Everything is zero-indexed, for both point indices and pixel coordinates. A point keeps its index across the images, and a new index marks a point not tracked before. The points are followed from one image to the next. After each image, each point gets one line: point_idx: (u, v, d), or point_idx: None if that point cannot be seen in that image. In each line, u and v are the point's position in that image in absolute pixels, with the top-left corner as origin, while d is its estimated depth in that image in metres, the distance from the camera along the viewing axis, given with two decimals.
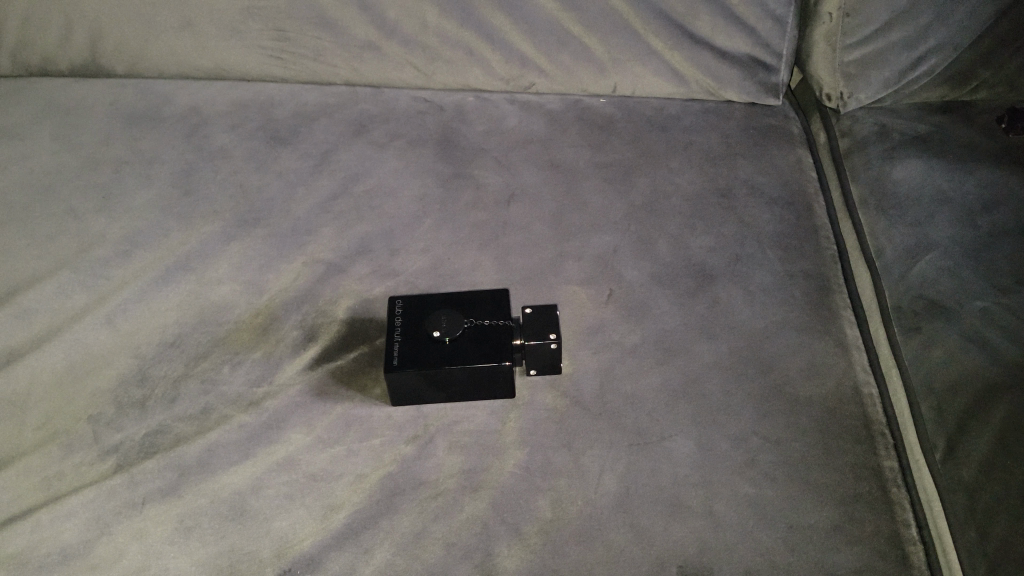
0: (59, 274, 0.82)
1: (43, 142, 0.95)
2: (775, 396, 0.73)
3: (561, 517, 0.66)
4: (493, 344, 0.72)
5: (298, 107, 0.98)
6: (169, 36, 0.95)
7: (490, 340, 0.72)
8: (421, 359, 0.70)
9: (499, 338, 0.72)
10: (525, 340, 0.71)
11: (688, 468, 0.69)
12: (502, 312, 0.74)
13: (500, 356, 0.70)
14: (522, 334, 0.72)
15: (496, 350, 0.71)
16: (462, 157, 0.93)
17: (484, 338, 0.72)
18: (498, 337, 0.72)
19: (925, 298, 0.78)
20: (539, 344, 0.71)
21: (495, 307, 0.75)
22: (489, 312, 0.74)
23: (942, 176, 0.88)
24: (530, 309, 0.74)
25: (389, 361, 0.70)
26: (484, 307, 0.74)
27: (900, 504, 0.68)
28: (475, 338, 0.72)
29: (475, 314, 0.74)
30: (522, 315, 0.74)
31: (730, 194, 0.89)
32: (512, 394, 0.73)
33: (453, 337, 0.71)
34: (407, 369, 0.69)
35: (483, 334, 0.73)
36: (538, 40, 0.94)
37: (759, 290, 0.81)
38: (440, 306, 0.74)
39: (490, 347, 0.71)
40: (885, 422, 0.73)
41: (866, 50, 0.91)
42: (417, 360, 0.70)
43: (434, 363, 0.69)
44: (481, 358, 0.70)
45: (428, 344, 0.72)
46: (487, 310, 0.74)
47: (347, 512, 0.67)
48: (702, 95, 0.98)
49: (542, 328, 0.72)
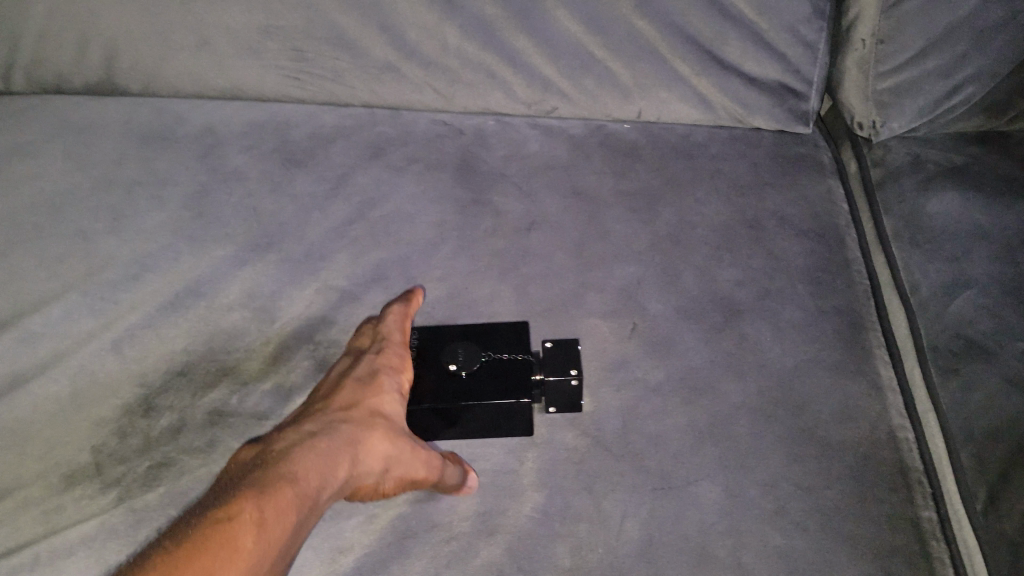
0: (66, 298, 0.80)
1: (54, 160, 0.93)
2: (806, 440, 0.70)
3: (581, 565, 0.63)
4: (511, 379, 0.68)
5: (315, 128, 0.96)
6: (184, 55, 0.93)
7: (510, 376, 0.69)
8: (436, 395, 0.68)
9: (520, 372, 0.69)
10: (546, 376, 0.67)
11: (714, 516, 0.66)
12: (523, 346, 0.71)
13: (518, 393, 0.67)
14: (543, 368, 0.69)
15: (514, 385, 0.68)
16: (482, 183, 0.90)
17: (503, 373, 0.69)
18: (516, 373, 0.69)
19: (962, 338, 0.76)
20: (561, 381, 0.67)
21: (515, 340, 0.71)
22: (508, 345, 0.71)
23: (980, 211, 0.85)
24: (551, 344, 0.70)
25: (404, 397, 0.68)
26: (503, 340, 0.72)
27: (939, 558, 0.64)
28: (493, 373, 0.69)
29: (493, 347, 0.71)
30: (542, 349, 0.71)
31: (759, 225, 0.86)
32: (531, 432, 0.70)
33: (469, 372, 0.68)
34: (422, 405, 0.67)
35: (502, 370, 0.69)
36: (562, 63, 0.91)
37: (789, 327, 0.78)
38: (459, 336, 0.72)
39: (509, 384, 0.68)
40: (923, 469, 0.69)
41: (900, 78, 0.88)
42: (430, 396, 0.68)
43: (448, 399, 0.67)
44: (499, 395, 0.67)
45: (445, 378, 0.69)
46: (507, 342, 0.71)
47: (355, 556, 0.64)
48: (730, 122, 0.95)
49: (564, 363, 0.69)
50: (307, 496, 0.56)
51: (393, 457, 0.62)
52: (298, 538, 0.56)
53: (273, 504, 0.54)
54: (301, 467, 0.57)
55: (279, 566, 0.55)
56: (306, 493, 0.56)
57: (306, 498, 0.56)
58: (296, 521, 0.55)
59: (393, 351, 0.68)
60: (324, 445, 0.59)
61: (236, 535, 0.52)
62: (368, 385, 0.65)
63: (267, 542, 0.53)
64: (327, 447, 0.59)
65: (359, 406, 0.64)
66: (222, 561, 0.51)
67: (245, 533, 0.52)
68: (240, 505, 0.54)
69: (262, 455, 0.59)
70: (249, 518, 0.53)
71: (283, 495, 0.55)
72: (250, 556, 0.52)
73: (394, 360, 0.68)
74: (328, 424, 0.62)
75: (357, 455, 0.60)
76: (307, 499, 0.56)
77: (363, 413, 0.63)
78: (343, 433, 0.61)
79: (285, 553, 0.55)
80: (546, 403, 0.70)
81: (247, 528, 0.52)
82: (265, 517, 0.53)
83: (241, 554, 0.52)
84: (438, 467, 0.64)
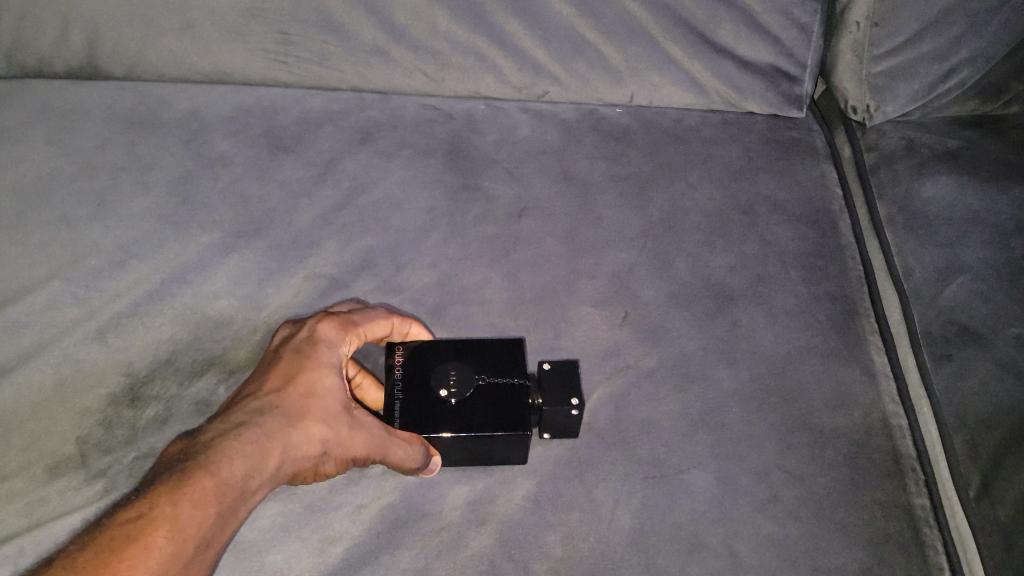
0: (50, 286, 0.79)
1: (37, 146, 0.92)
2: (799, 428, 0.70)
3: (572, 555, 0.63)
4: (507, 407, 0.65)
5: (302, 113, 0.94)
6: (169, 38, 0.92)
7: (506, 403, 0.65)
8: (423, 424, 0.64)
9: (516, 400, 0.65)
10: (543, 404, 0.64)
11: (707, 505, 0.65)
12: (517, 369, 0.67)
13: (514, 425, 0.63)
14: (542, 395, 0.65)
15: (511, 415, 0.64)
16: (472, 168, 0.89)
17: (498, 400, 0.65)
18: (514, 401, 0.65)
19: (956, 324, 0.76)
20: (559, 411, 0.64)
21: (511, 363, 0.67)
22: (504, 368, 0.67)
23: (974, 196, 0.85)
24: (549, 366, 0.67)
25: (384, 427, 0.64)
26: (498, 362, 0.67)
27: (932, 545, 0.64)
28: (488, 400, 0.65)
29: (488, 369, 0.67)
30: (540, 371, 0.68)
31: (752, 211, 0.86)
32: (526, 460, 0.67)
33: (462, 399, 0.65)
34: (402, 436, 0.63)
35: (498, 396, 0.65)
36: (553, 46, 0.90)
37: (782, 314, 0.77)
38: (445, 356, 0.67)
39: (505, 412, 0.64)
40: (916, 456, 0.69)
41: (894, 61, 0.87)
42: (420, 424, 0.64)
43: (437, 429, 0.63)
44: (494, 426, 0.63)
45: (431, 404, 0.65)
46: (500, 363, 0.67)
47: (343, 547, 0.63)
48: (722, 106, 0.94)
49: (563, 387, 0.65)
50: (232, 484, 0.54)
51: (328, 439, 0.59)
52: (225, 528, 0.54)
53: (193, 494, 0.53)
54: (225, 455, 0.55)
55: (204, 561, 0.53)
56: (231, 482, 0.54)
57: (228, 487, 0.54)
58: (218, 510, 0.53)
59: (331, 325, 0.65)
60: (253, 428, 0.57)
61: (148, 532, 0.51)
62: (305, 356, 0.62)
63: (182, 535, 0.51)
64: (256, 431, 0.57)
65: (295, 380, 0.61)
66: (135, 555, 0.50)
67: (161, 530, 0.51)
68: (158, 496, 0.52)
69: (193, 439, 0.57)
70: (165, 512, 0.51)
71: (202, 484, 0.53)
72: (165, 550, 0.51)
73: (334, 332, 0.65)
74: (262, 402, 0.59)
75: (288, 436, 0.58)
76: (233, 488, 0.54)
77: (300, 390, 0.60)
78: (278, 415, 0.58)
79: (207, 544, 0.53)
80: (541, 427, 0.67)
81: (164, 521, 0.51)
82: (179, 511, 0.52)
83: (155, 547, 0.50)
84: (389, 446, 0.60)
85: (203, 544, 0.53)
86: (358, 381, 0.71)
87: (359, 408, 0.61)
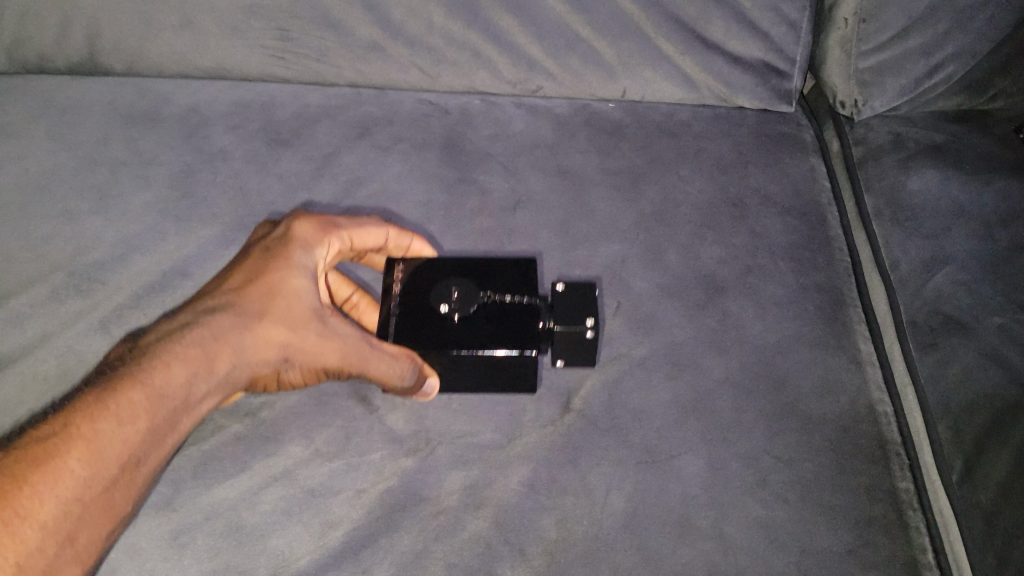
0: (53, 278, 0.80)
1: (39, 141, 0.93)
2: (787, 414, 0.71)
3: (566, 537, 0.65)
4: (511, 327, 0.69)
5: (300, 108, 0.96)
6: (168, 35, 0.93)
7: (511, 321, 0.69)
8: (422, 337, 0.68)
9: (523, 322, 0.69)
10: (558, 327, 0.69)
11: (697, 489, 0.67)
12: (526, 292, 0.71)
13: (516, 344, 0.68)
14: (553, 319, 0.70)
15: (517, 334, 0.68)
16: (468, 162, 0.91)
17: (504, 318, 0.69)
18: (520, 320, 0.69)
19: (941, 313, 0.78)
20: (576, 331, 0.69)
21: (520, 286, 0.72)
22: (511, 290, 0.72)
23: (959, 188, 0.87)
24: (563, 289, 0.71)
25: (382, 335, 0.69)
26: (505, 285, 0.72)
27: (916, 528, 0.66)
28: (492, 317, 0.69)
29: (494, 290, 0.71)
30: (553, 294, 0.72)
31: (742, 203, 0.87)
32: (535, 390, 0.72)
33: (464, 316, 0.69)
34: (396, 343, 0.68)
35: (503, 315, 0.70)
36: (547, 42, 0.91)
37: (771, 304, 0.79)
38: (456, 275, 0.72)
39: (510, 331, 0.69)
40: (901, 442, 0.70)
41: (881, 57, 0.89)
42: (422, 336, 0.68)
43: (434, 343, 0.68)
44: (497, 343, 0.67)
45: (433, 320, 0.69)
46: (513, 288, 0.72)
47: (344, 530, 0.65)
48: (713, 100, 0.95)
49: (578, 311, 0.70)
50: (171, 394, 0.57)
51: (286, 345, 0.64)
52: (169, 432, 0.57)
53: (125, 405, 0.55)
54: (163, 363, 0.57)
55: (140, 472, 0.56)
56: (170, 392, 0.57)
57: (166, 396, 0.56)
58: (152, 421, 0.56)
59: (307, 229, 0.69)
60: (203, 333, 0.60)
61: (69, 450, 0.52)
62: (273, 260, 0.66)
63: (117, 439, 0.54)
64: (206, 337, 0.60)
65: (257, 285, 0.65)
66: (50, 478, 0.51)
67: (82, 448, 0.53)
68: (82, 412, 0.54)
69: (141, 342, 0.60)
70: (86, 429, 0.53)
71: (136, 395, 0.55)
72: (82, 472, 0.52)
73: (304, 237, 0.69)
74: (219, 306, 0.63)
75: (241, 342, 0.62)
76: (172, 399, 0.57)
77: (260, 296, 0.64)
78: (233, 317, 0.62)
79: (140, 461, 0.55)
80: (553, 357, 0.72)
81: (83, 440, 0.53)
82: (112, 416, 0.54)
83: (69, 469, 0.52)
84: (368, 359, 0.64)
85: (133, 460, 0.55)
86: (354, 301, 0.78)
87: (325, 315, 0.66)
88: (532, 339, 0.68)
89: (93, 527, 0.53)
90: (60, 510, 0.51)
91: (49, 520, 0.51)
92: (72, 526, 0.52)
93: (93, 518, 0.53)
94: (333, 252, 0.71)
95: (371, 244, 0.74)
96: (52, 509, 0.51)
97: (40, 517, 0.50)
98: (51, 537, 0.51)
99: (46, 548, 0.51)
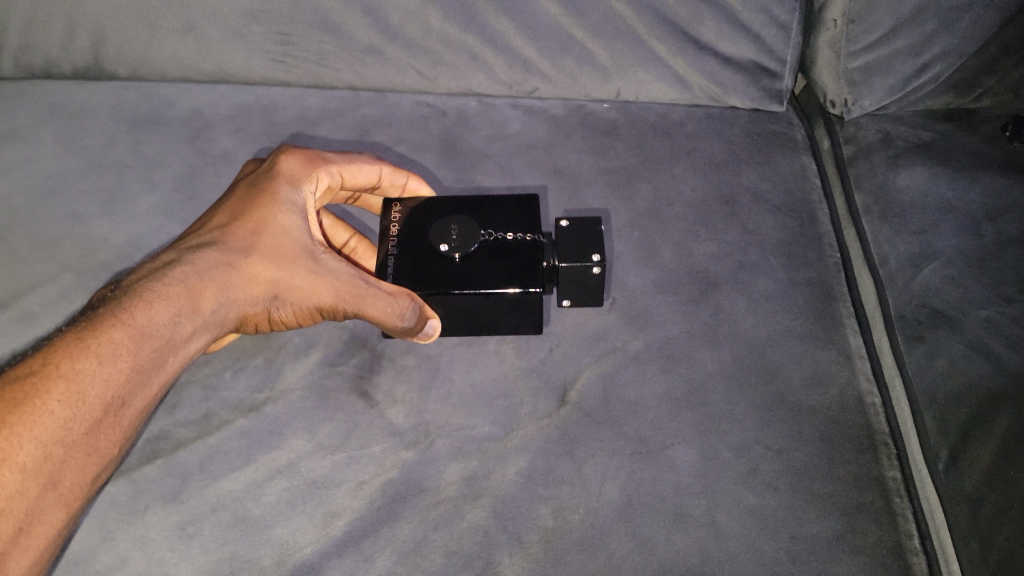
0: (61, 278, 0.82)
1: (46, 146, 0.95)
2: (778, 406, 0.73)
3: (563, 525, 0.67)
4: (512, 264, 0.73)
5: (301, 111, 0.98)
6: (171, 40, 0.95)
7: (510, 259, 0.74)
8: (424, 276, 0.73)
9: (523, 260, 0.74)
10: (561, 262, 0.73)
11: (690, 478, 0.69)
12: (526, 230, 0.75)
13: (518, 280, 0.72)
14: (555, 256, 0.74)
15: (517, 272, 0.73)
16: (465, 163, 0.93)
17: (503, 256, 0.74)
18: (520, 257, 0.74)
19: (928, 307, 0.79)
20: (579, 267, 0.72)
21: (520, 224, 0.76)
22: (510, 228, 0.76)
23: (947, 185, 0.88)
24: (567, 225, 0.75)
25: (385, 275, 0.73)
26: (503, 222, 0.76)
27: (903, 514, 0.68)
28: (491, 255, 0.74)
29: (492, 229, 0.75)
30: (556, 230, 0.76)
31: (734, 201, 0.89)
32: (541, 329, 0.77)
33: (464, 254, 0.73)
34: (398, 283, 0.72)
35: (502, 253, 0.74)
36: (542, 44, 0.93)
37: (762, 299, 0.81)
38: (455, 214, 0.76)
39: (509, 268, 0.73)
40: (889, 432, 0.72)
41: (870, 57, 0.90)
42: (422, 275, 0.73)
43: (437, 282, 0.72)
44: (497, 281, 0.72)
45: (435, 259, 0.74)
46: (512, 224, 0.76)
47: (347, 520, 0.67)
48: (706, 100, 0.97)
49: (580, 246, 0.74)
50: (153, 333, 0.59)
51: (275, 282, 0.66)
52: (155, 370, 0.60)
53: (106, 344, 0.57)
54: (145, 303, 0.60)
55: (125, 416, 0.58)
56: (152, 331, 0.59)
57: (147, 336, 0.59)
58: (133, 359, 0.58)
59: (292, 167, 0.72)
60: (186, 272, 0.63)
61: (48, 392, 0.54)
62: (259, 199, 0.69)
63: (100, 377, 0.56)
64: (189, 276, 0.63)
65: (244, 223, 0.67)
66: (30, 418, 0.53)
67: (62, 388, 0.55)
68: (61, 354, 0.56)
69: (126, 281, 0.63)
70: (65, 369, 0.55)
71: (117, 335, 0.58)
72: (62, 411, 0.54)
73: (293, 174, 0.71)
74: (205, 245, 0.66)
75: (227, 279, 0.64)
76: (154, 337, 0.59)
77: (246, 234, 0.66)
78: (220, 256, 0.65)
79: (124, 400, 0.58)
80: (559, 294, 0.77)
81: (62, 380, 0.55)
82: (96, 354, 0.56)
83: (49, 411, 0.54)
84: (363, 300, 0.67)
85: (117, 399, 0.57)
86: (352, 246, 0.83)
87: (316, 253, 0.68)
88: (533, 275, 0.72)
89: (78, 469, 0.55)
90: (40, 451, 0.53)
91: (29, 461, 0.52)
92: (54, 467, 0.54)
93: (78, 459, 0.55)
94: (322, 186, 0.74)
95: (363, 182, 0.78)
96: (32, 450, 0.53)
97: (19, 458, 0.52)
98: (31, 479, 0.53)
99: (28, 490, 0.52)
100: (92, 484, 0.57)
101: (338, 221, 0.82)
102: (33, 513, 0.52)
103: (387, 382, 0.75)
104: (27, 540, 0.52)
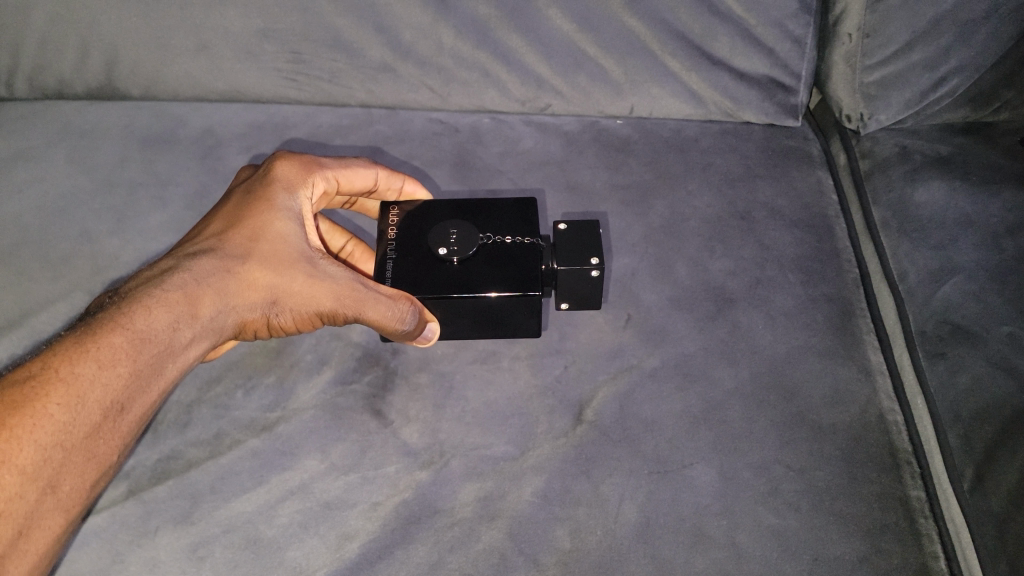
0: (72, 297, 0.82)
1: (59, 165, 0.95)
2: (798, 424, 0.72)
3: (580, 548, 0.65)
4: (512, 268, 0.73)
5: (313, 129, 0.97)
6: (184, 59, 0.95)
7: (509, 263, 0.73)
8: (423, 280, 0.72)
9: (523, 263, 0.73)
10: (561, 265, 0.72)
11: (709, 498, 0.68)
12: (526, 234, 0.75)
13: (517, 285, 0.71)
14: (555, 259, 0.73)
15: (519, 275, 0.72)
16: (478, 179, 0.92)
17: (501, 260, 0.73)
18: (521, 261, 0.73)
19: (949, 323, 0.78)
20: (580, 270, 0.72)
21: (519, 227, 0.76)
22: (510, 231, 0.75)
23: (966, 200, 0.87)
24: (567, 228, 0.75)
25: (383, 279, 0.72)
26: (502, 226, 0.76)
27: (928, 535, 0.66)
28: (489, 259, 0.73)
29: (491, 233, 0.75)
30: (555, 232, 0.75)
31: (750, 216, 0.88)
32: (541, 331, 0.77)
33: (463, 257, 0.72)
34: (396, 287, 0.72)
35: (501, 257, 0.73)
36: (555, 61, 0.93)
37: (781, 315, 0.80)
38: (453, 219, 0.76)
39: (510, 272, 0.72)
40: (912, 451, 0.71)
41: (886, 71, 0.90)
42: (421, 279, 0.72)
43: (436, 286, 0.71)
44: (498, 283, 0.71)
45: (434, 263, 0.73)
46: (511, 229, 0.75)
47: (361, 542, 0.66)
48: (720, 116, 0.96)
49: (580, 249, 0.73)
50: (152, 337, 0.59)
51: (274, 288, 0.65)
52: (155, 375, 0.59)
53: (105, 348, 0.56)
54: (144, 308, 0.59)
55: (124, 421, 0.57)
56: (152, 335, 0.59)
57: (146, 341, 0.58)
58: (133, 363, 0.57)
59: (288, 172, 0.71)
60: (185, 278, 0.62)
61: (47, 395, 0.53)
62: (255, 205, 0.68)
63: (99, 381, 0.55)
64: (188, 282, 0.62)
65: (242, 230, 0.67)
66: (29, 422, 0.52)
67: (62, 392, 0.54)
68: (60, 357, 0.55)
69: (125, 288, 0.62)
70: (65, 372, 0.55)
71: (117, 339, 0.57)
72: (62, 415, 0.53)
73: (289, 181, 0.71)
74: (203, 252, 0.65)
75: (225, 285, 0.63)
76: (153, 342, 0.58)
77: (244, 240, 0.66)
78: (216, 262, 0.64)
79: (124, 406, 0.57)
80: (559, 296, 0.77)
81: (63, 383, 0.54)
82: (94, 357, 0.56)
83: (48, 414, 0.53)
84: (363, 304, 0.66)
85: (116, 404, 0.56)
86: (349, 250, 0.82)
87: (314, 259, 0.67)
88: (533, 279, 0.72)
89: (78, 474, 0.54)
90: (40, 454, 0.52)
91: (28, 464, 0.52)
92: (54, 471, 0.53)
93: (77, 462, 0.54)
94: (318, 191, 0.74)
95: (358, 186, 0.77)
96: (31, 453, 0.52)
97: (19, 461, 0.51)
98: (31, 482, 0.52)
99: (28, 494, 0.51)
100: (90, 490, 0.56)
101: (334, 225, 0.82)
102: (32, 517, 0.51)
103: (400, 401, 0.74)
104: (25, 546, 0.51)
